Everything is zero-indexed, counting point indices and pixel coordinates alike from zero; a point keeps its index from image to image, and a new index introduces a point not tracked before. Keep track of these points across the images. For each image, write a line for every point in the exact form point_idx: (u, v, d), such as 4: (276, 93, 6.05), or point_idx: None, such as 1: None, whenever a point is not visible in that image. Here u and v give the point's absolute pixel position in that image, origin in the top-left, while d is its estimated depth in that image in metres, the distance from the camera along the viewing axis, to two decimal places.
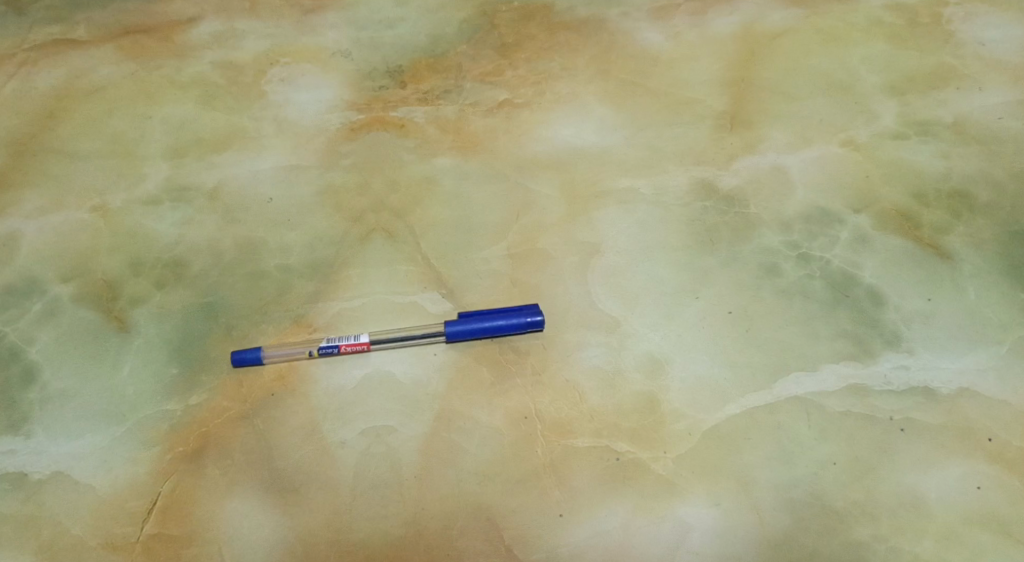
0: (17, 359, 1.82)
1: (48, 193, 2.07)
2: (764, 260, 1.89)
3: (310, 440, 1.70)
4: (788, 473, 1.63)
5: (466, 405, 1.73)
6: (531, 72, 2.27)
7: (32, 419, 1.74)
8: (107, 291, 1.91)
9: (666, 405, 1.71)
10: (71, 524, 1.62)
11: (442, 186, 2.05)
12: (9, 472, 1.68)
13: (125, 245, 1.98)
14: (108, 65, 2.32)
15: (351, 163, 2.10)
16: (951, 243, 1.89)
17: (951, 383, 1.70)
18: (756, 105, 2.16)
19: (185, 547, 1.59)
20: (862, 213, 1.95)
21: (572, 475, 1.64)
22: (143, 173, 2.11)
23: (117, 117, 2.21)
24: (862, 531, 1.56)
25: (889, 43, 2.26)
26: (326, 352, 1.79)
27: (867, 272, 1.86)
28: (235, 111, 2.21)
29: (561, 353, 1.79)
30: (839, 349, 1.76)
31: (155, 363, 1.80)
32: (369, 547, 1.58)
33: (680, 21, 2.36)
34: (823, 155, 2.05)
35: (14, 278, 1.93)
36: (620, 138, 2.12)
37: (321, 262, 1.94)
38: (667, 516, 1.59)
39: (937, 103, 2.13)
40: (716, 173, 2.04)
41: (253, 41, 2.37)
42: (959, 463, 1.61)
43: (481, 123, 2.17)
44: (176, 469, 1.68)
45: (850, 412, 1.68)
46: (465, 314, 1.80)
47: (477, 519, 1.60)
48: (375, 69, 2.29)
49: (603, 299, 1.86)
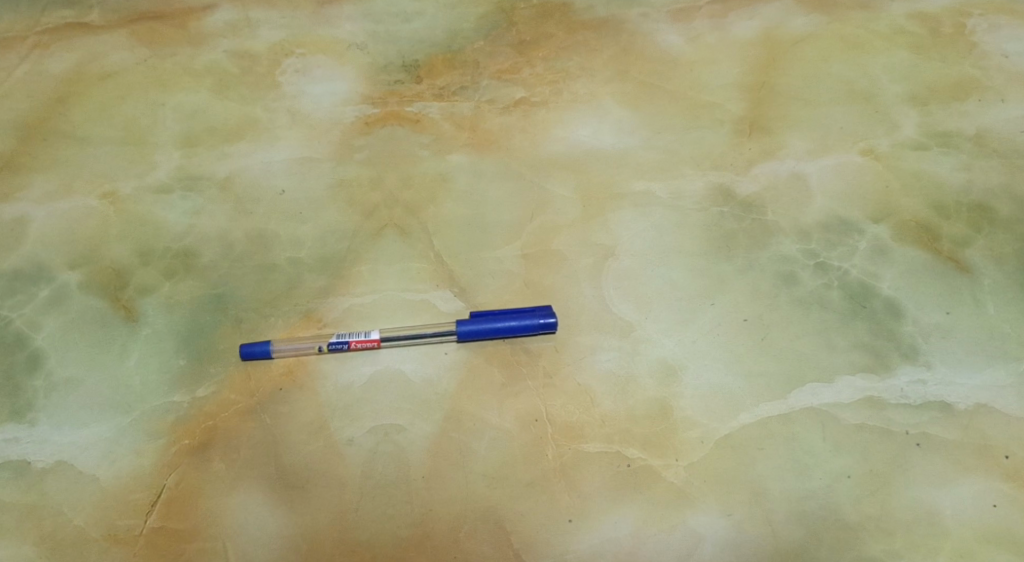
0: (22, 345, 1.79)
1: (57, 178, 2.05)
2: (781, 268, 1.87)
3: (318, 437, 1.68)
4: (802, 485, 1.60)
5: (477, 406, 1.71)
6: (549, 70, 2.25)
7: (36, 407, 1.72)
8: (115, 279, 1.89)
9: (679, 412, 1.69)
10: (74, 515, 1.60)
11: (457, 183, 2.03)
12: (13, 460, 1.66)
13: (135, 233, 1.96)
14: (122, 51, 2.29)
15: (365, 157, 2.08)
16: (971, 257, 1.87)
17: (969, 398, 1.68)
18: (776, 111, 2.14)
19: (189, 541, 1.57)
20: (881, 224, 1.92)
21: (582, 480, 1.62)
22: (155, 160, 2.08)
23: (129, 104, 2.19)
24: (875, 546, 1.54)
25: (911, 52, 2.24)
26: (336, 348, 1.76)
27: (885, 283, 1.84)
28: (249, 102, 2.19)
29: (573, 356, 1.77)
30: (856, 360, 1.74)
31: (163, 354, 1.78)
32: (376, 548, 1.56)
33: (700, 24, 2.33)
34: (843, 164, 2.03)
35: (22, 263, 1.91)
36: (638, 140, 2.09)
37: (332, 256, 1.91)
38: (678, 525, 1.57)
39: (959, 114, 2.10)
40: (734, 179, 2.01)
41: (268, 31, 2.34)
42: (974, 480, 1.60)
43: (497, 121, 2.14)
44: (181, 463, 1.65)
45: (866, 424, 1.66)
46: (478, 314, 1.78)
47: (485, 522, 1.58)
48: (391, 63, 2.27)
49: (617, 302, 1.84)
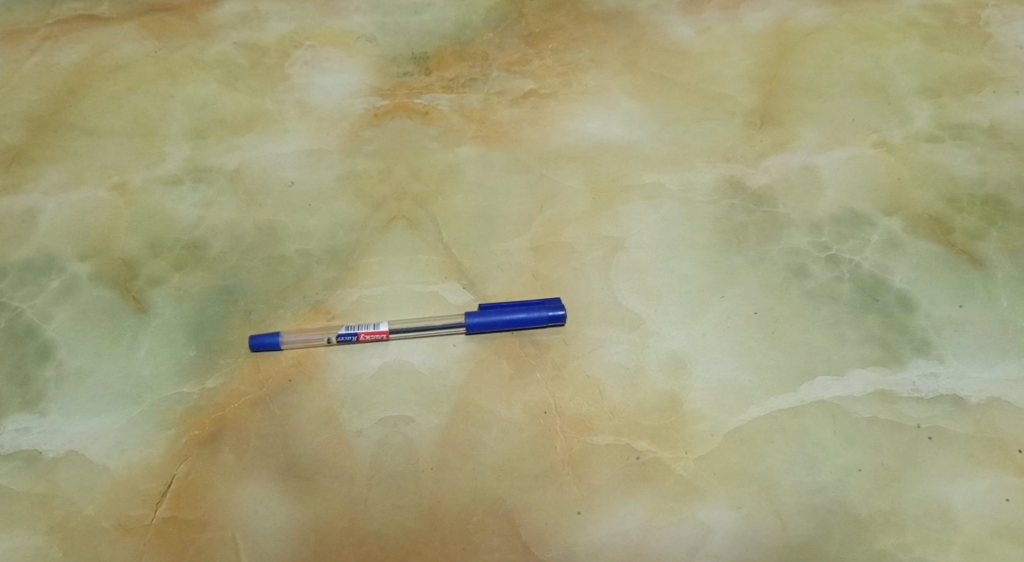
0: (33, 336, 1.80)
1: (68, 169, 2.05)
2: (791, 261, 1.86)
3: (327, 428, 1.68)
4: (812, 479, 1.60)
5: (486, 398, 1.71)
6: (558, 62, 2.24)
7: (47, 397, 1.73)
8: (125, 270, 1.89)
9: (689, 406, 1.68)
10: (84, 505, 1.61)
11: (465, 175, 2.02)
12: (23, 450, 1.67)
13: (145, 224, 1.96)
14: (132, 42, 2.29)
15: (373, 150, 2.07)
16: (985, 250, 1.85)
17: (981, 392, 1.67)
18: (787, 103, 2.12)
19: (199, 531, 1.58)
20: (893, 217, 1.91)
21: (592, 472, 1.62)
22: (164, 152, 2.08)
23: (140, 96, 2.19)
24: (886, 540, 1.53)
25: (925, 44, 2.21)
26: (345, 339, 1.76)
27: (897, 277, 1.82)
28: (258, 94, 2.18)
29: (582, 348, 1.76)
30: (867, 354, 1.73)
31: (173, 345, 1.79)
32: (385, 539, 1.56)
33: (711, 15, 2.31)
34: (854, 156, 2.01)
35: (33, 254, 1.91)
36: (648, 133, 2.08)
37: (341, 248, 1.91)
38: (688, 518, 1.57)
39: (973, 106, 2.08)
40: (745, 172, 2.00)
41: (277, 22, 2.33)
42: (987, 474, 1.59)
43: (506, 113, 2.13)
44: (191, 453, 1.66)
45: (877, 418, 1.65)
46: (486, 307, 1.78)
47: (494, 514, 1.58)
48: (400, 54, 2.26)
49: (626, 295, 1.83)
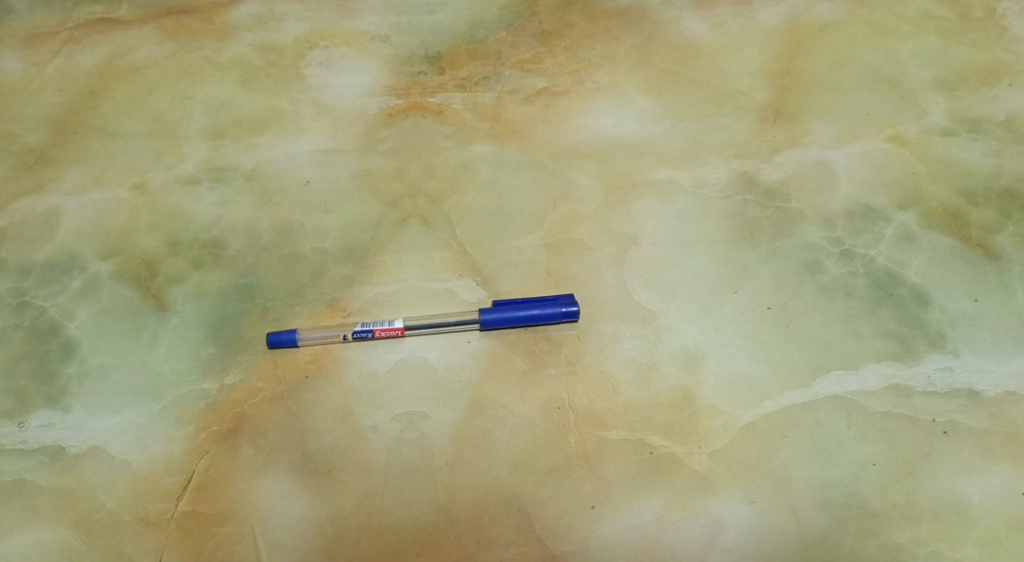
0: (56, 333, 1.84)
1: (89, 170, 2.09)
2: (805, 256, 1.86)
3: (344, 423, 1.70)
4: (827, 473, 1.60)
5: (500, 393, 1.72)
6: (571, 60, 2.25)
7: (70, 393, 1.76)
8: (145, 269, 1.92)
9: (701, 400, 1.69)
10: (108, 499, 1.64)
11: (479, 172, 2.04)
12: (47, 445, 1.70)
13: (164, 223, 1.99)
14: (150, 45, 2.32)
15: (387, 149, 2.09)
16: (1001, 243, 1.84)
17: (997, 386, 1.67)
18: (801, 98, 2.12)
19: (218, 524, 1.61)
20: (908, 211, 1.90)
21: (605, 466, 1.63)
22: (183, 152, 2.12)
23: (159, 97, 2.22)
24: (901, 534, 1.53)
25: (940, 37, 2.19)
26: (360, 336, 1.79)
27: (912, 271, 1.82)
28: (274, 95, 2.21)
29: (595, 345, 1.77)
30: (882, 348, 1.73)
31: (192, 342, 1.82)
32: (400, 532, 1.58)
33: (724, 11, 2.31)
34: (868, 151, 2.01)
35: (57, 254, 1.95)
36: (660, 129, 2.09)
37: (357, 246, 1.93)
38: (701, 512, 1.58)
39: (988, 99, 2.07)
40: (758, 166, 2.00)
41: (292, 24, 2.35)
42: (1004, 468, 1.58)
43: (518, 111, 2.15)
44: (210, 448, 1.69)
45: (891, 412, 1.65)
46: (500, 303, 1.79)
47: (509, 508, 1.60)
48: (413, 54, 2.28)
49: (639, 291, 1.84)
